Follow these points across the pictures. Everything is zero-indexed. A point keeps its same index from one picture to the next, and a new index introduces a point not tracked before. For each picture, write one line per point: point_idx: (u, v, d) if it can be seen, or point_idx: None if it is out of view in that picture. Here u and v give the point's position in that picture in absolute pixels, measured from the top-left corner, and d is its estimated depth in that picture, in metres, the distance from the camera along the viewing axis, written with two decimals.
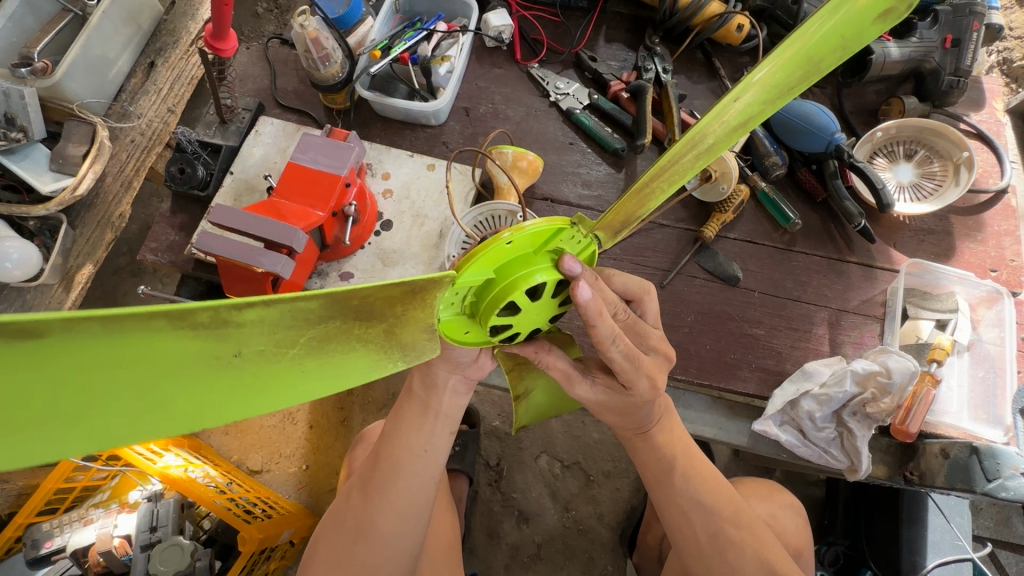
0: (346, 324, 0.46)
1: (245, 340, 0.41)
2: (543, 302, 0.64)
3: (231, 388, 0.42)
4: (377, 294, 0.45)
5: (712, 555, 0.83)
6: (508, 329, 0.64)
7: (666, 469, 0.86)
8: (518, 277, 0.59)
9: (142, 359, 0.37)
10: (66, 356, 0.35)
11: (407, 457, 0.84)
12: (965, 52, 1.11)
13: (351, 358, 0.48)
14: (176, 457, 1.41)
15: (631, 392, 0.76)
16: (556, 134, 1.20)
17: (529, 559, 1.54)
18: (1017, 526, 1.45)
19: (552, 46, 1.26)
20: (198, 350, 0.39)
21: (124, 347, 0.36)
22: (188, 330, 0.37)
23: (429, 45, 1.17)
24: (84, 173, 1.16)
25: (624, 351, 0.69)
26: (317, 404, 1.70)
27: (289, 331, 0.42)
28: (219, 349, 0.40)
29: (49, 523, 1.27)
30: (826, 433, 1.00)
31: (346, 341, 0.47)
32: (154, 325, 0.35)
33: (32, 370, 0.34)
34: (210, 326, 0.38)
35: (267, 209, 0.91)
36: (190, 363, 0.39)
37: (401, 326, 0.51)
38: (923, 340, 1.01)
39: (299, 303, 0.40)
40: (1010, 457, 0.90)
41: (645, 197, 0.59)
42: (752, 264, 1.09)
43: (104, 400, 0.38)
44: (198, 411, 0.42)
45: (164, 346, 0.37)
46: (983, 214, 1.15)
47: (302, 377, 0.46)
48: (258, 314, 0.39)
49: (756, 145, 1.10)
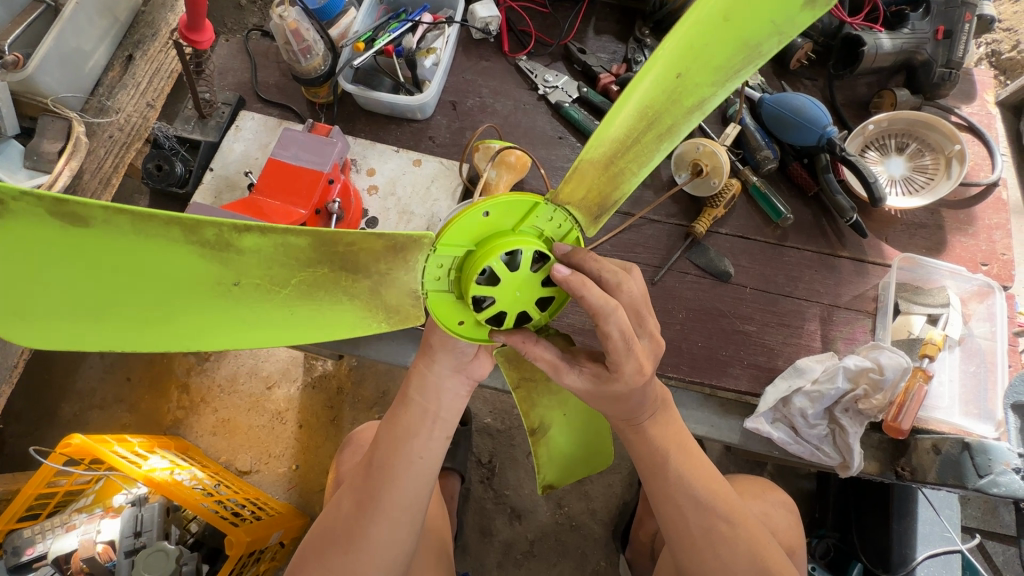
0: (333, 272, 0.51)
1: (241, 271, 0.48)
2: (525, 276, 0.61)
3: (230, 310, 0.50)
4: (360, 244, 0.50)
5: (705, 550, 0.82)
6: (492, 305, 0.61)
7: (660, 462, 0.84)
8: (499, 245, 0.58)
9: (154, 268, 0.44)
10: (95, 246, 0.41)
11: (402, 462, 0.82)
12: (956, 44, 1.10)
13: (337, 308, 0.55)
14: (161, 460, 1.38)
15: (617, 377, 0.69)
16: (545, 129, 1.17)
17: (522, 556, 1.53)
18: (1004, 516, 1.47)
19: (541, 38, 1.23)
20: (199, 272, 0.46)
21: (140, 250, 0.43)
22: (194, 248, 0.44)
23: (414, 37, 1.14)
24: (59, 171, 1.11)
25: (619, 327, 0.63)
26: (305, 403, 1.68)
27: (281, 269, 0.49)
28: (221, 274, 0.47)
29: (30, 529, 1.24)
30: (817, 430, 0.98)
31: (334, 293, 0.53)
32: (165, 234, 0.42)
33: (69, 251, 0.41)
34: (214, 245, 0.44)
35: (247, 207, 0.88)
36: (196, 279, 0.46)
37: (385, 288, 0.56)
38: (915, 335, 1.02)
39: (289, 239, 0.46)
40: (1001, 452, 0.89)
41: (614, 175, 0.62)
42: (743, 260, 1.08)
43: (126, 293, 0.45)
44: (202, 332, 0.50)
45: (173, 257, 0.44)
46: (974, 208, 1.14)
47: (292, 319, 0.53)
48: (252, 243, 0.45)
49: (747, 139, 1.10)
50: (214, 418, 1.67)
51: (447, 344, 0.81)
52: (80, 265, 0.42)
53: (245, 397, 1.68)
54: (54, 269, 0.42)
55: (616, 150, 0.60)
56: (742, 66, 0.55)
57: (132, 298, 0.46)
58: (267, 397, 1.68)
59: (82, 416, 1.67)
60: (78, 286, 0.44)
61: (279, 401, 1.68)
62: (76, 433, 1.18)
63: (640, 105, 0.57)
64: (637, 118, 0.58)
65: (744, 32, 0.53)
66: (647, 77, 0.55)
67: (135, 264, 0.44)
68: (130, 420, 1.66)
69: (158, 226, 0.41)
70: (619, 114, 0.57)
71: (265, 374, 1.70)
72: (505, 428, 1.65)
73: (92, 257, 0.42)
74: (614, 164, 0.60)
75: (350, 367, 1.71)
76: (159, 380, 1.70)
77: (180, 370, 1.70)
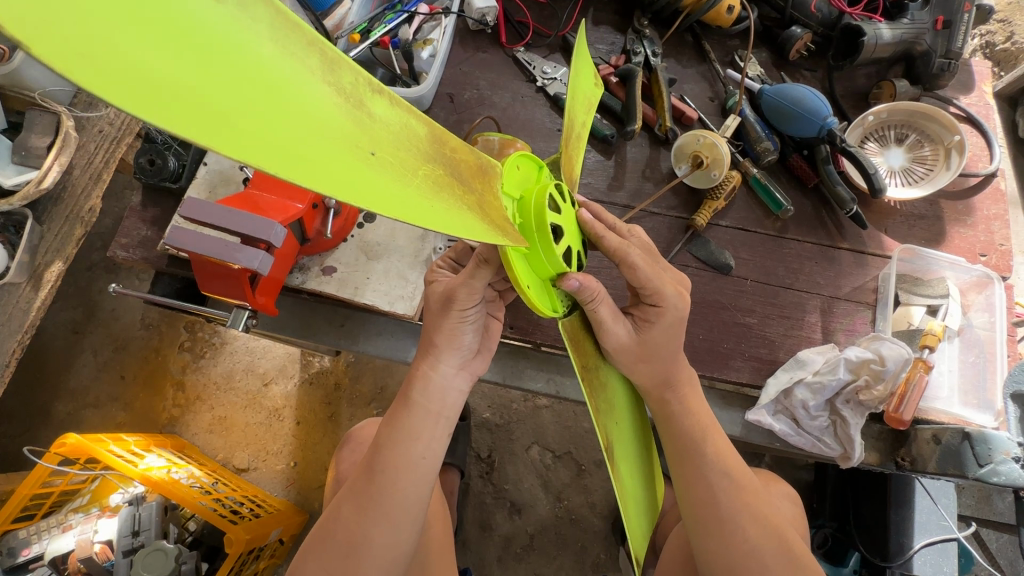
0: (447, 177, 0.45)
1: (375, 140, 0.38)
2: (567, 210, 0.70)
3: (377, 191, 0.36)
4: (458, 149, 0.48)
5: (731, 534, 0.77)
6: (559, 236, 0.67)
7: (696, 445, 0.83)
8: (543, 183, 0.65)
9: (292, 97, 0.31)
10: (234, 53, 0.28)
11: (404, 464, 0.82)
12: (956, 33, 1.09)
13: (462, 216, 0.45)
14: (158, 458, 1.37)
15: (661, 308, 0.80)
16: (544, 121, 1.16)
17: (522, 550, 1.53)
18: (997, 504, 1.49)
19: (538, 29, 1.22)
20: (343, 122, 0.35)
21: (288, 79, 0.31)
22: (334, 92, 0.35)
23: (411, 28, 1.13)
24: (48, 167, 1.10)
25: (642, 257, 0.77)
26: (303, 399, 1.67)
27: (408, 154, 0.41)
28: (359, 137, 0.36)
29: (26, 530, 1.23)
30: (819, 422, 0.98)
31: (453, 198, 0.45)
32: (315, 62, 0.33)
33: (185, 49, 0.26)
34: (351, 96, 0.36)
35: (243, 202, 0.87)
36: (340, 129, 0.34)
37: (487, 207, 0.52)
38: (916, 326, 1.02)
39: (410, 119, 0.42)
40: (1002, 441, 0.89)
41: (573, 156, 0.77)
42: (744, 253, 1.08)
43: (248, 132, 0.28)
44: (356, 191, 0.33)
45: (317, 98, 0.33)
46: (973, 199, 1.14)
47: (435, 212, 0.41)
48: (382, 114, 0.39)
49: (747, 131, 1.10)
50: (210, 416, 1.66)
51: (452, 342, 0.83)
52: (202, 73, 0.27)
53: (242, 395, 1.67)
54: (141, 60, 0.24)
55: (574, 129, 0.75)
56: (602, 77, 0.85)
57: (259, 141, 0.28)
58: (264, 394, 1.67)
59: (76, 415, 1.65)
60: (186, 106, 0.25)
61: (276, 398, 1.67)
62: (71, 433, 1.16)
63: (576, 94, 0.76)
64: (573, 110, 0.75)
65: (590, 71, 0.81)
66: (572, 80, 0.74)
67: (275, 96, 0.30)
68: (125, 418, 1.65)
69: (319, 47, 0.33)
70: (571, 100, 0.74)
71: (262, 371, 1.69)
72: (504, 422, 1.65)
73: (214, 63, 0.27)
74: (571, 144, 0.75)
75: (348, 363, 1.70)
76: (154, 378, 1.68)
77: (175, 369, 1.69)
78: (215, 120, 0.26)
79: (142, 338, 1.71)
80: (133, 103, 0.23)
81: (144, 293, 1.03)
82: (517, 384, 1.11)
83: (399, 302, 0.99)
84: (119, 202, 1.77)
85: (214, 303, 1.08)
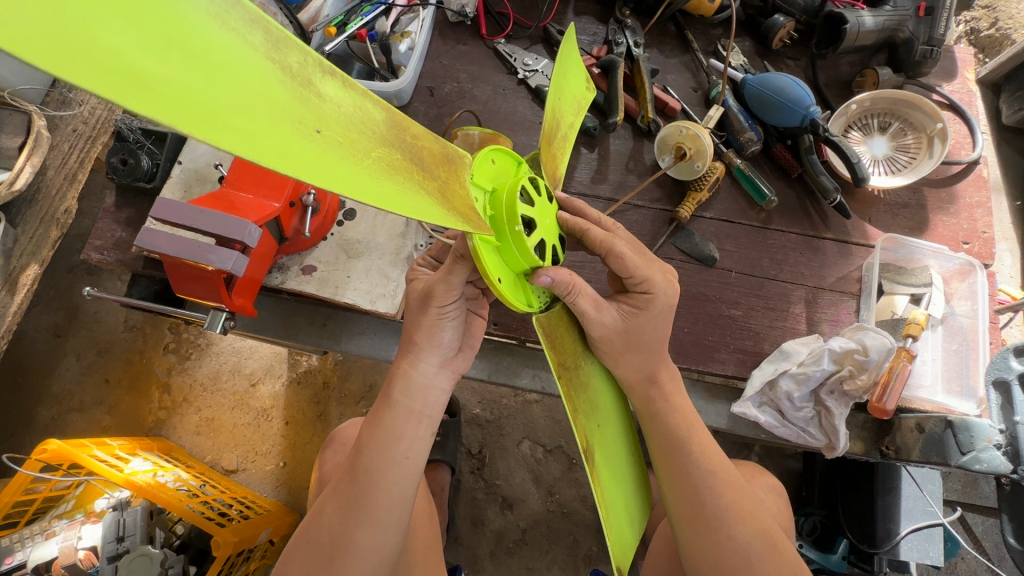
0: (407, 161, 0.45)
1: (325, 118, 0.37)
2: (544, 205, 0.69)
3: (325, 166, 0.35)
4: (420, 136, 0.48)
5: (714, 531, 0.77)
6: (534, 229, 0.66)
7: (675, 442, 0.82)
8: (518, 178, 0.64)
9: (233, 66, 0.32)
10: (166, 23, 0.29)
11: (389, 464, 0.81)
12: (938, 21, 1.09)
13: (420, 199, 0.44)
14: (144, 462, 1.35)
15: (652, 296, 0.78)
16: (526, 114, 1.15)
17: (514, 545, 1.53)
18: (983, 488, 1.50)
19: (519, 20, 1.19)
20: (285, 96, 0.35)
21: (228, 53, 0.32)
22: (275, 69, 0.34)
23: (388, 21, 1.12)
24: (20, 168, 1.07)
25: (630, 246, 0.77)
26: (291, 399, 1.65)
27: (359, 134, 0.40)
28: (304, 113, 0.36)
29: (8, 538, 1.22)
30: (804, 412, 0.98)
31: (411, 182, 0.45)
32: (258, 39, 0.34)
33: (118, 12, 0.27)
34: (295, 75, 0.36)
35: (216, 201, 0.85)
36: (283, 106, 0.34)
37: (452, 193, 0.51)
38: (899, 315, 1.01)
39: (364, 102, 0.42)
40: (983, 428, 0.91)
41: (557, 154, 0.75)
42: (729, 244, 1.07)
43: (182, 100, 0.28)
44: (296, 162, 0.33)
45: (260, 72, 0.33)
46: (955, 186, 1.14)
47: (386, 192, 0.40)
48: (332, 95, 0.39)
49: (731, 121, 1.09)
50: (197, 417, 1.64)
51: (432, 340, 0.82)
52: (140, 43, 0.27)
53: (228, 395, 1.65)
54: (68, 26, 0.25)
55: (558, 125, 0.73)
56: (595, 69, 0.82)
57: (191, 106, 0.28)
58: (251, 394, 1.66)
59: (60, 419, 1.63)
60: (115, 71, 0.26)
61: (264, 398, 1.65)
62: (53, 438, 1.14)
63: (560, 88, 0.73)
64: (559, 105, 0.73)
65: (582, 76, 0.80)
66: (559, 72, 0.72)
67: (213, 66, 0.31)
68: (110, 422, 1.62)
69: (261, 24, 0.34)
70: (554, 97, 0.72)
71: (248, 371, 1.67)
72: (494, 418, 1.64)
73: (147, 33, 0.28)
74: (554, 141, 0.73)
75: (336, 362, 1.68)
76: (140, 381, 1.66)
77: (160, 370, 1.66)
78: (145, 87, 0.27)
79: (125, 340, 1.69)
80: (57, 66, 0.23)
81: (120, 296, 1.01)
82: (504, 380, 1.10)
83: (381, 300, 0.98)
84: (98, 202, 1.73)
85: (192, 305, 1.06)
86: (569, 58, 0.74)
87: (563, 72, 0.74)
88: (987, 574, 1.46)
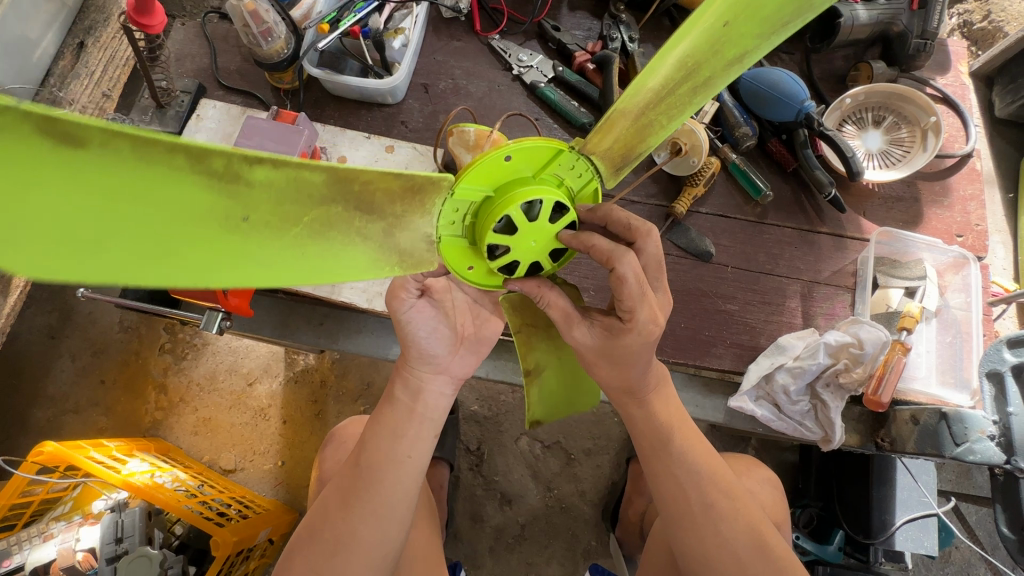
0: (349, 212, 0.47)
1: (251, 205, 0.41)
2: (541, 226, 0.65)
3: (239, 258, 0.43)
4: (379, 183, 0.45)
5: (705, 526, 0.77)
6: (505, 253, 0.65)
7: (670, 439, 0.82)
8: (512, 197, 0.60)
9: (154, 193, 0.36)
10: (87, 179, 0.34)
11: (388, 462, 0.81)
12: (931, 14, 1.10)
13: (350, 250, 0.50)
14: (141, 463, 1.35)
15: (629, 327, 0.73)
16: (522, 110, 1.14)
17: (513, 540, 1.54)
18: (976, 478, 1.52)
19: (513, 16, 1.19)
20: (205, 200, 0.39)
21: (143, 183, 0.36)
22: (198, 176, 0.37)
23: (381, 17, 1.09)
24: None
25: (634, 270, 0.69)
26: (289, 398, 1.65)
27: (292, 206, 0.43)
28: (229, 208, 0.40)
29: (5, 541, 1.21)
30: (800, 406, 0.99)
31: (349, 232, 0.48)
32: (171, 167, 0.35)
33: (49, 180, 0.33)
34: (221, 174, 0.37)
35: None
36: (205, 212, 0.39)
37: (402, 226, 0.53)
38: (894, 308, 1.03)
39: (306, 174, 0.40)
40: (976, 420, 0.90)
41: (643, 131, 0.67)
42: (725, 239, 1.07)
43: (115, 256, 0.38)
44: (208, 265, 0.42)
45: (177, 196, 0.37)
46: (949, 179, 1.15)
47: (308, 256, 0.47)
48: (264, 178, 0.39)
49: (726, 116, 1.08)
50: (194, 417, 1.63)
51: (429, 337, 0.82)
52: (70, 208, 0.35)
53: (225, 395, 1.65)
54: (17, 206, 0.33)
55: (651, 101, 0.63)
56: (782, 22, 0.58)
57: (118, 264, 0.38)
58: (248, 393, 1.65)
59: (56, 420, 1.62)
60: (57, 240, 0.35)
61: (261, 398, 1.65)
62: (49, 440, 1.14)
63: (676, 60, 0.59)
64: (676, 72, 0.61)
65: (736, 46, 0.60)
66: (688, 33, 0.56)
67: (133, 210, 0.37)
68: (107, 423, 1.62)
69: (173, 146, 0.33)
70: (659, 70, 0.59)
71: (245, 370, 1.67)
72: (492, 414, 1.64)
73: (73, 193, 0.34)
74: (640, 120, 0.65)
75: (333, 360, 1.68)
76: (135, 381, 1.65)
77: (156, 371, 1.66)
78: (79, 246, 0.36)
79: (120, 341, 1.68)
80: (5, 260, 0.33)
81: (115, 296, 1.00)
82: (501, 377, 1.11)
83: (378, 299, 0.98)
84: None
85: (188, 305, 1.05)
86: (715, 25, 0.56)
87: (695, 44, 0.58)
88: (980, 561, 1.48)
